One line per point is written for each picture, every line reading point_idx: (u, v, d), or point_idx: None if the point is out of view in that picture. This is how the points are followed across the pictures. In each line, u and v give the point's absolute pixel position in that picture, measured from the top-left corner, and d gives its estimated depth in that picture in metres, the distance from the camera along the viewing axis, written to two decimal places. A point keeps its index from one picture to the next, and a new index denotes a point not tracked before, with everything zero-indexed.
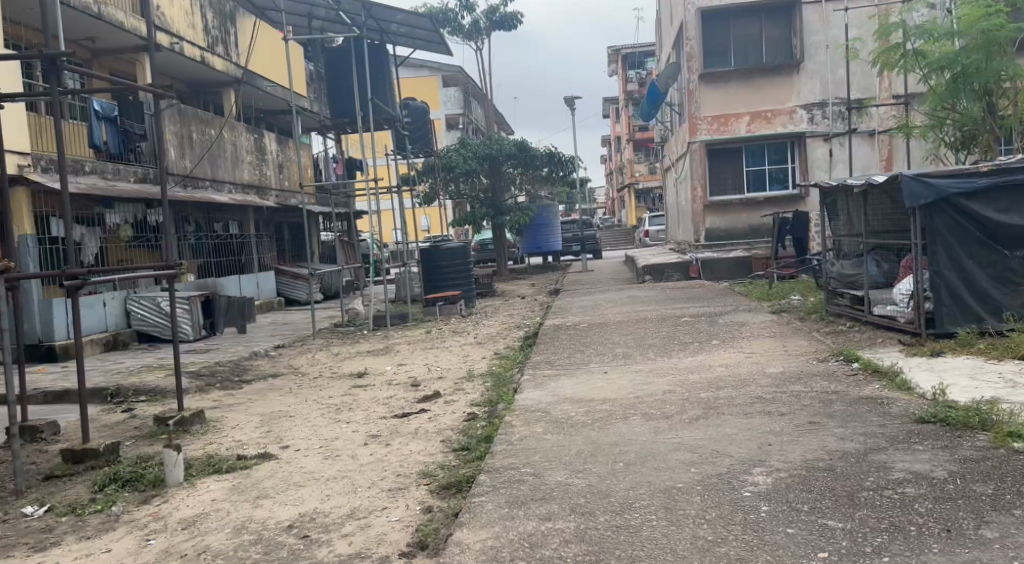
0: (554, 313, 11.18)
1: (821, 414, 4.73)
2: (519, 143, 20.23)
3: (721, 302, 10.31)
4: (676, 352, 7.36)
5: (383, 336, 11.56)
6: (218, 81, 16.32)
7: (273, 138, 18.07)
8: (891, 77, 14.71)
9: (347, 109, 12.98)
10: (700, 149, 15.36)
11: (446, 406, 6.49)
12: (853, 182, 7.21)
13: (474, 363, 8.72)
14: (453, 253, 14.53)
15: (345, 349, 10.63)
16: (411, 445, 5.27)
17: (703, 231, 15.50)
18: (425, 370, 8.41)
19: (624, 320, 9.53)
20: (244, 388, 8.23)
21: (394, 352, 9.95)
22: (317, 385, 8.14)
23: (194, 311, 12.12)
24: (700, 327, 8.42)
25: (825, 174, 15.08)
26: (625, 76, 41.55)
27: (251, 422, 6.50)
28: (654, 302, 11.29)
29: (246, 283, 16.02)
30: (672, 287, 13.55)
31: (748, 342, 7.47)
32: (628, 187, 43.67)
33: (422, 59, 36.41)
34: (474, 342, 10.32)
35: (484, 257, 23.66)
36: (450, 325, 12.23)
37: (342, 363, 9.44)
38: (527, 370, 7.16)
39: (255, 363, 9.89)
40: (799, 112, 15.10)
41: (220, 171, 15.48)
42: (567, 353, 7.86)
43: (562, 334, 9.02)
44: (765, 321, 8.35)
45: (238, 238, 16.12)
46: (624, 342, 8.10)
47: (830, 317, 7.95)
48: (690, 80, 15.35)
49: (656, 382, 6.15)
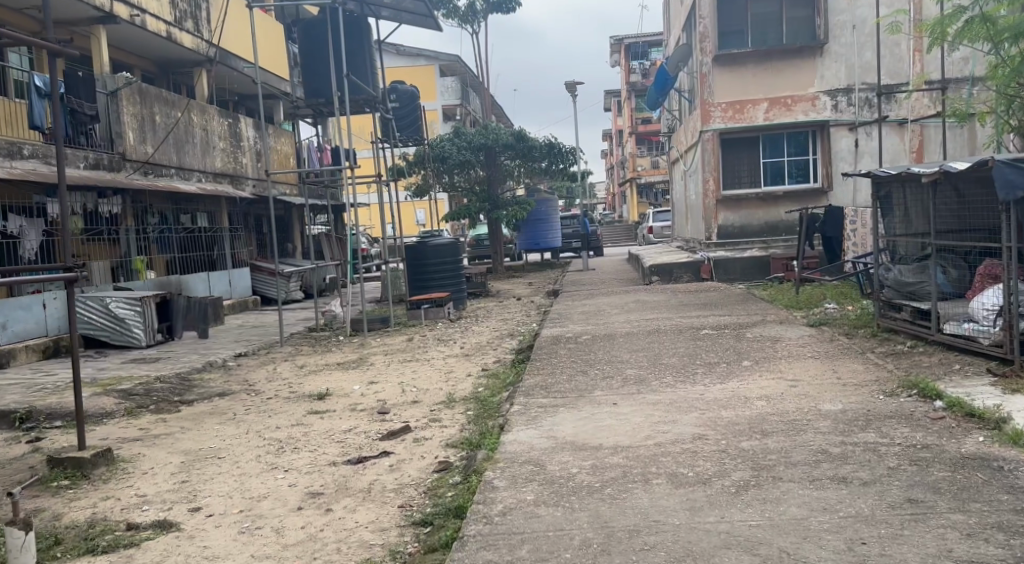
0: (553, 320, 9.83)
1: (919, 487, 3.42)
2: (517, 132, 18.87)
3: (744, 310, 8.97)
4: (702, 376, 6.03)
5: (359, 345, 10.21)
6: (188, 60, 14.99)
7: (250, 125, 16.71)
8: (925, 59, 13.36)
9: (324, 88, 11.64)
10: (713, 138, 14.00)
11: (413, 446, 5.15)
12: (921, 172, 5.86)
13: (456, 382, 7.37)
14: (444, 249, 13.28)
15: (312, 360, 9.27)
16: (358, 514, 3.96)
17: (715, 228, 14.15)
18: (400, 391, 7.08)
19: (634, 331, 8.17)
20: (179, 413, 6.87)
21: (368, 366, 8.60)
22: (268, 410, 6.81)
23: (147, 314, 10.79)
24: (726, 344, 7.08)
25: (849, 166, 13.76)
26: (628, 67, 40.22)
27: (169, 466, 5.18)
28: (666, 309, 9.94)
29: (217, 280, 14.66)
30: (684, 289, 12.21)
31: (788, 366, 6.14)
32: (629, 181, 42.27)
33: (418, 48, 35.05)
34: (460, 354, 8.99)
35: (478, 253, 22.31)
36: (435, 332, 10.87)
37: (305, 379, 8.10)
38: (519, 399, 5.82)
39: (206, 378, 8.54)
40: (822, 99, 13.72)
41: (187, 158, 14.09)
42: (567, 374, 6.53)
43: (561, 348, 7.67)
44: (804, 337, 7.01)
45: (207, 231, 14.74)
46: (636, 361, 6.76)
47: (884, 334, 6.61)
48: (703, 62, 13.99)
49: (680, 422, 4.83)
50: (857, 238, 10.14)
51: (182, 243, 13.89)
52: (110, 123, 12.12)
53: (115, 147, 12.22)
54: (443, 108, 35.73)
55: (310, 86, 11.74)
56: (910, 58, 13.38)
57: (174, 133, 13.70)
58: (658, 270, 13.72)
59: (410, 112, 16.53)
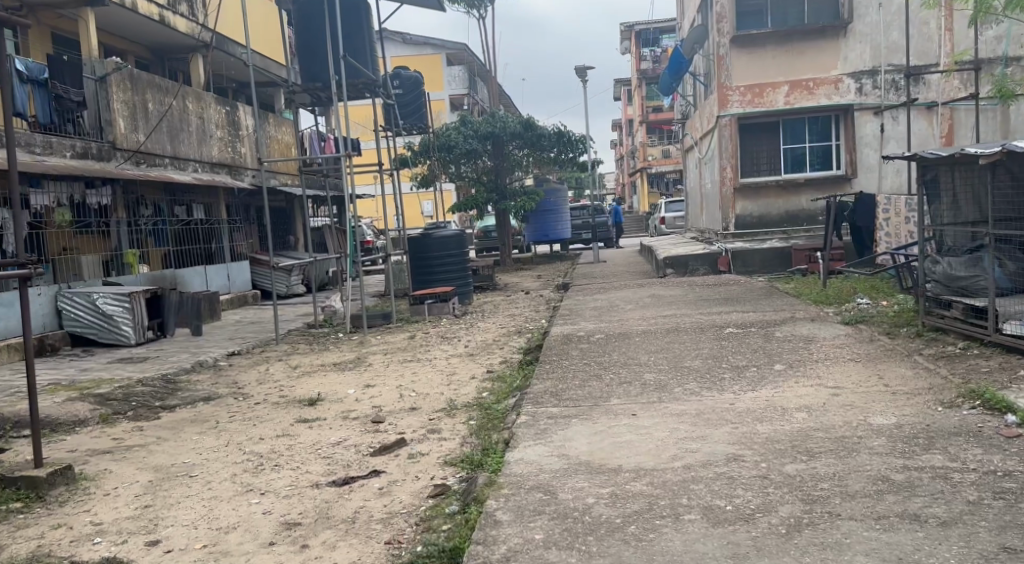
0: (564, 316, 9.24)
1: (1011, 531, 2.94)
2: (525, 120, 18.28)
3: (770, 307, 8.35)
4: (732, 384, 5.43)
5: (359, 342, 9.67)
6: (184, 45, 14.43)
7: (249, 113, 16.12)
8: (955, 39, 12.69)
9: (321, 71, 11.05)
10: (731, 124, 13.32)
11: (408, 464, 4.57)
12: (978, 153, 5.25)
13: (459, 386, 6.80)
14: (450, 242, 12.80)
15: (307, 359, 8.72)
16: (340, 554, 3.42)
17: (733, 218, 13.49)
18: (400, 395, 6.51)
19: (653, 330, 7.56)
20: (158, 420, 6.30)
21: (367, 366, 8.03)
22: (255, 416, 6.24)
23: (137, 310, 10.21)
24: (756, 346, 6.47)
25: (874, 153, 13.06)
26: (638, 54, 39.64)
27: (134, 486, 4.61)
28: (684, 304, 9.33)
29: (213, 274, 14.12)
30: (702, 283, 11.61)
31: (827, 372, 5.54)
32: (639, 171, 41.59)
33: (425, 36, 34.57)
34: (465, 354, 8.41)
35: (486, 245, 21.75)
36: (438, 329, 10.33)
37: (298, 381, 7.53)
38: (528, 409, 5.25)
39: (193, 379, 7.97)
40: (845, 82, 13.03)
41: (181, 147, 13.51)
42: (581, 380, 5.95)
43: (573, 348, 7.08)
44: (841, 339, 6.40)
45: (204, 223, 14.14)
46: (656, 364, 6.16)
47: (928, 336, 6.00)
48: (720, 44, 13.30)
49: (711, 439, 4.25)
50: (890, 230, 9.49)
51: (177, 236, 13.30)
52: (98, 109, 11.52)
53: (105, 135, 11.60)
54: (451, 98, 34.96)
55: (307, 68, 11.14)
56: (938, 37, 12.72)
57: (167, 120, 13.10)
58: (673, 262, 13.10)
59: (414, 98, 15.99)
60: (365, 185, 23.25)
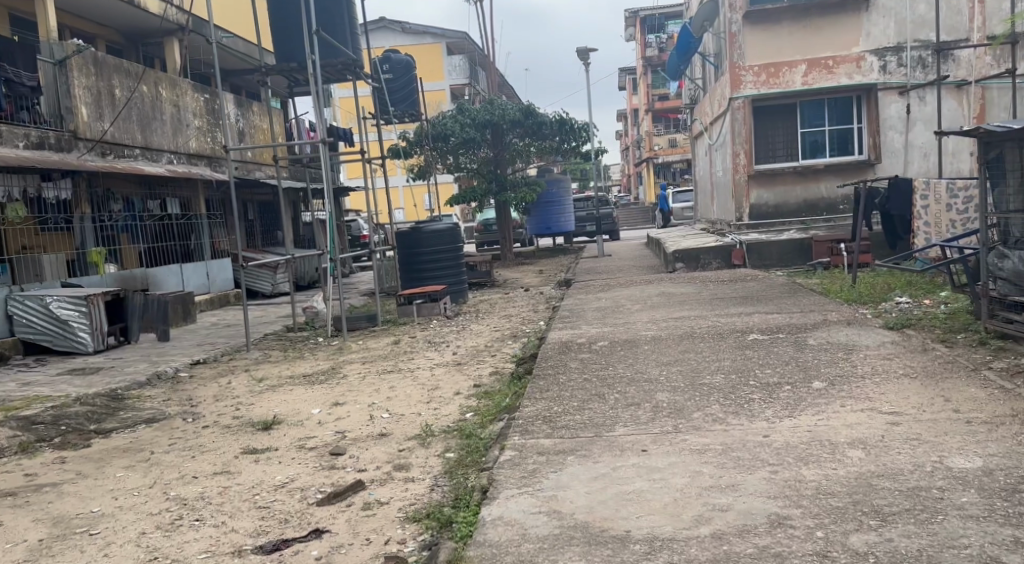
0: (565, 319, 8.29)
1: None
2: (526, 107, 17.30)
3: (797, 310, 7.36)
4: (763, 410, 4.47)
5: (339, 349, 8.75)
6: (159, 28, 13.49)
7: (232, 101, 15.10)
8: (986, 12, 11.72)
9: (296, 51, 10.10)
10: (744, 106, 12.32)
11: (361, 519, 3.66)
12: None
13: (441, 403, 5.90)
14: (436, 235, 11.80)
15: (277, 368, 7.78)
16: None
17: (747, 207, 12.50)
18: (370, 417, 5.57)
19: (665, 337, 6.58)
20: (83, 451, 5.32)
21: (340, 379, 7.07)
22: (198, 445, 5.28)
23: (96, 313, 9.21)
24: (790, 360, 5.46)
25: (900, 136, 12.01)
26: (643, 42, 38.77)
27: (19, 548, 3.68)
28: (699, 304, 8.33)
29: (192, 273, 13.14)
30: (717, 278, 10.62)
31: (879, 394, 4.58)
32: (645, 162, 40.53)
33: (425, 25, 33.44)
34: (452, 364, 7.47)
35: (487, 239, 20.82)
36: (427, 332, 9.42)
37: (260, 397, 6.56)
38: (516, 442, 4.32)
39: (142, 395, 7.00)
40: (868, 60, 12.01)
41: (154, 136, 12.52)
42: (580, 401, 5.02)
43: (572, 360, 6.12)
44: (889, 353, 5.43)
45: (181, 219, 13.15)
46: (672, 382, 5.18)
47: (990, 357, 5.08)
48: (732, 20, 12.31)
49: (742, 492, 3.34)
50: (930, 219, 8.64)
51: (150, 234, 12.32)
52: (57, 96, 10.59)
53: (65, 124, 10.70)
54: (452, 88, 34.18)
55: (281, 48, 10.17)
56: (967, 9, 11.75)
57: (137, 108, 12.12)
58: (683, 255, 12.12)
59: (404, 85, 15.05)
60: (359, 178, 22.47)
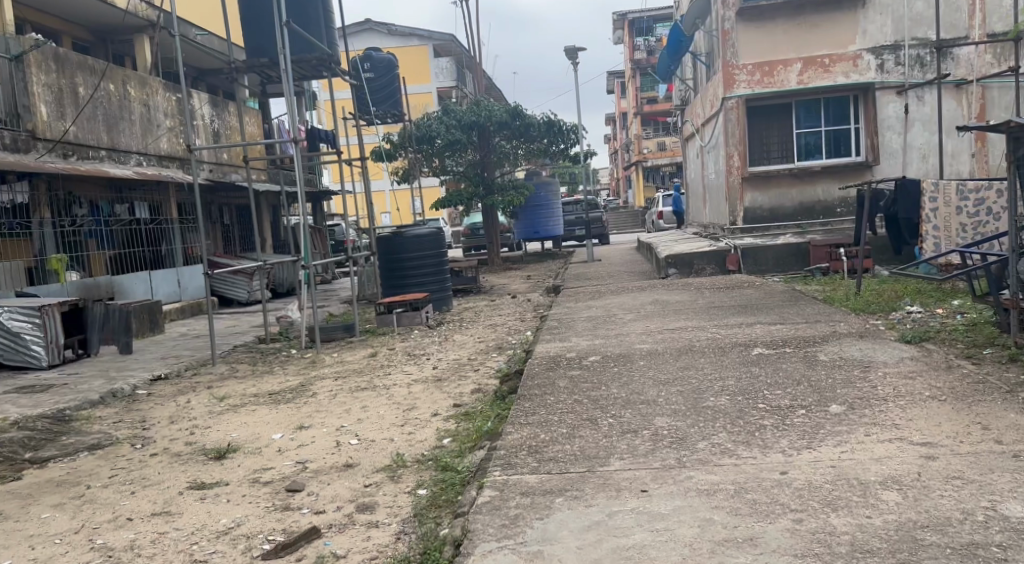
0: (553, 330, 7.74)
1: None
2: (513, 108, 16.77)
3: (803, 321, 6.84)
4: (776, 441, 3.94)
5: (311, 362, 8.18)
6: (128, 24, 12.89)
7: (205, 101, 14.50)
8: (986, 9, 11.25)
9: (267, 46, 9.54)
10: (738, 106, 11.80)
11: None
12: None
13: (414, 427, 5.35)
14: (411, 232, 11.23)
15: (241, 385, 7.20)
16: None
17: (741, 210, 11.98)
18: (335, 444, 5.01)
19: (662, 352, 6.06)
20: (11, 486, 4.73)
21: (309, 398, 6.49)
22: (141, 477, 4.70)
23: (50, 325, 8.61)
24: (801, 380, 4.93)
25: (898, 136, 11.53)
26: (631, 44, 38.39)
27: None
28: (697, 314, 7.80)
29: (161, 280, 12.51)
30: (712, 285, 10.09)
31: (906, 420, 4.07)
32: (634, 165, 40.04)
33: (410, 27, 32.96)
34: (431, 379, 6.91)
35: (474, 244, 20.29)
36: (406, 344, 8.86)
37: (218, 420, 5.98)
38: (495, 479, 3.78)
39: (91, 417, 6.40)
40: (865, 58, 11.52)
41: (121, 137, 11.92)
42: (569, 427, 4.47)
43: (561, 378, 5.57)
44: (911, 371, 4.90)
45: (151, 224, 12.55)
46: (671, 406, 4.64)
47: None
48: (725, 17, 11.77)
49: (762, 550, 2.90)
50: (940, 222, 8.18)
51: (117, 239, 11.71)
52: (14, 93, 9.98)
53: (23, 123, 10.08)
54: (439, 90, 33.59)
55: (251, 44, 9.60)
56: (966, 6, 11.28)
57: (103, 107, 11.52)
58: (676, 260, 11.57)
59: (386, 84, 14.46)
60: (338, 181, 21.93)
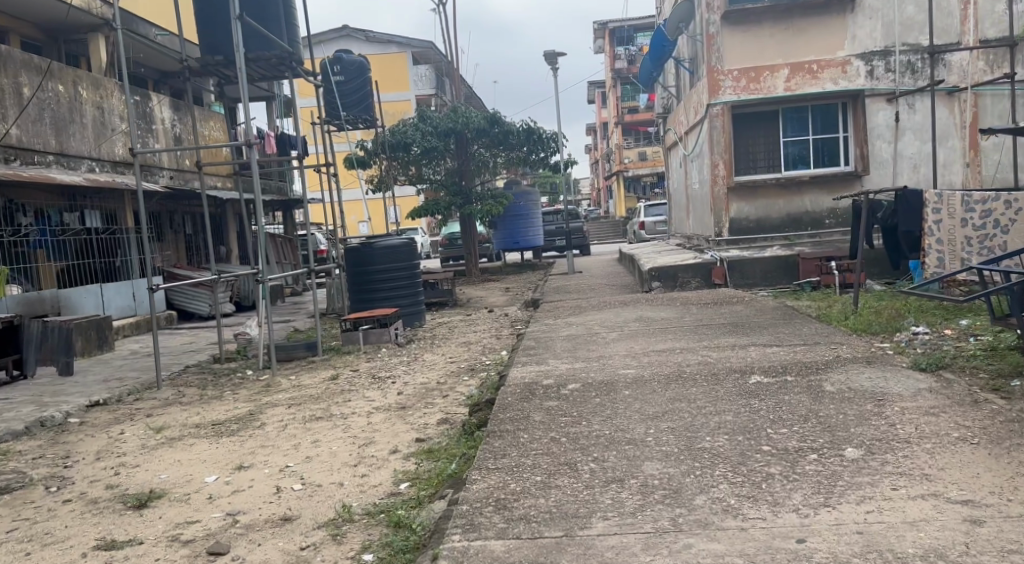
0: (529, 352, 7.10)
1: None
2: (491, 115, 16.18)
3: (801, 343, 6.24)
4: (788, 496, 3.33)
5: (266, 386, 7.50)
6: (81, 23, 12.19)
7: (166, 104, 13.79)
8: (979, 14, 10.57)
9: (225, 44, 8.88)
10: (723, 113, 11.10)
11: None
12: None
13: (367, 467, 4.70)
14: (382, 242, 10.60)
15: (184, 414, 6.51)
16: None
17: (726, 221, 11.30)
18: (275, 489, 4.36)
19: (649, 380, 5.43)
20: None
21: (255, 430, 5.81)
22: (42, 532, 4.01)
23: None
24: (808, 416, 4.32)
25: (888, 145, 10.88)
26: (612, 53, 38.07)
27: None
28: (686, 333, 7.18)
29: (114, 294, 11.69)
30: (700, 300, 9.51)
31: (937, 470, 3.50)
32: (615, 175, 39.49)
33: (388, 34, 32.36)
34: (393, 407, 6.26)
35: (451, 254, 19.65)
36: (371, 365, 8.20)
37: (148, 458, 5.30)
38: (453, 547, 3.18)
39: (10, 451, 5.69)
40: (853, 64, 10.85)
41: (72, 142, 11.21)
42: (543, 474, 3.84)
43: (535, 411, 4.92)
44: (933, 407, 4.31)
45: (106, 233, 11.82)
46: (661, 448, 4.01)
47: None
48: (710, 20, 11.07)
49: None
50: (943, 236, 7.63)
51: (67, 249, 10.99)
52: None
53: None
54: (417, 98, 33.11)
55: (206, 41, 8.94)
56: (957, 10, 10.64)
57: (50, 109, 10.80)
58: (660, 273, 10.97)
59: (355, 89, 13.77)
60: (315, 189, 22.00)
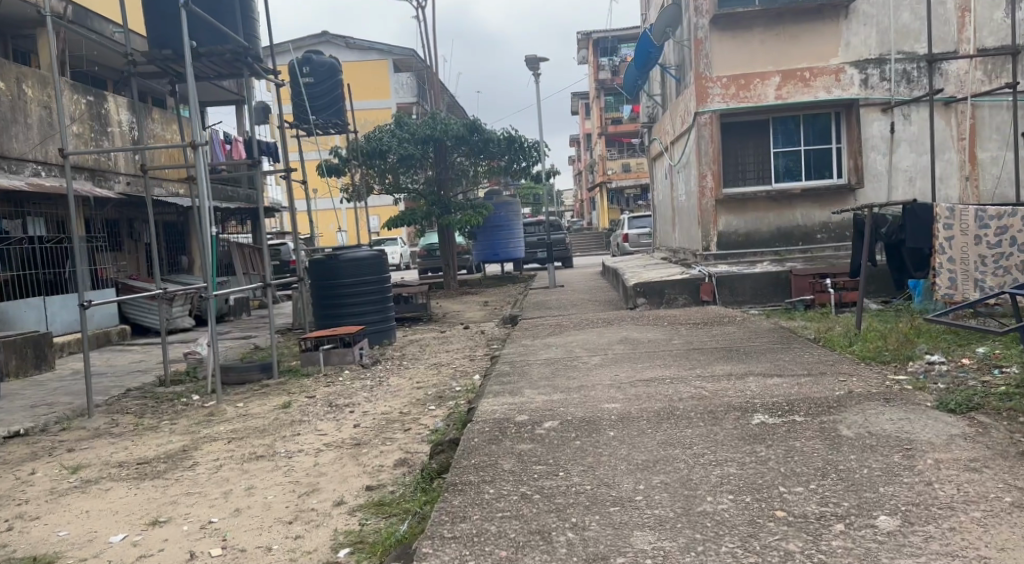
0: (502, 378, 6.37)
1: None
2: (470, 123, 15.48)
3: (805, 373, 5.58)
4: None
5: (209, 414, 6.77)
6: (29, 18, 11.46)
7: (123, 106, 13.03)
8: (977, 21, 9.87)
9: (173, 39, 8.14)
10: (711, 122, 10.42)
11: None
12: None
13: (303, 528, 4.00)
14: (348, 254, 9.87)
15: (109, 450, 5.78)
16: None
17: (714, 235, 10.61)
18: (188, 555, 3.84)
19: (637, 418, 4.72)
20: None
21: (182, 472, 5.09)
22: None
23: None
24: (826, 471, 3.64)
25: (883, 158, 10.21)
26: (596, 64, 37.59)
27: None
28: (675, 360, 6.50)
29: (60, 309, 10.90)
30: (688, 320, 8.85)
31: (997, 551, 2.96)
32: (599, 187, 38.93)
33: (369, 41, 31.78)
34: (345, 443, 5.53)
35: (429, 265, 18.94)
36: (328, 390, 7.46)
37: (49, 510, 4.60)
38: None
39: None
40: (847, 72, 10.18)
41: (14, 144, 10.42)
42: (509, 548, 3.22)
43: (504, 457, 4.20)
44: (974, 460, 3.63)
45: (54, 242, 11.04)
46: (652, 512, 3.35)
47: None
48: (697, 25, 10.35)
49: None
50: (955, 255, 6.99)
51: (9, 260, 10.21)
52: None
53: None
54: (397, 106, 32.42)
55: (153, 35, 8.21)
56: (956, 16, 9.92)
57: None
58: (645, 290, 10.28)
59: (323, 93, 12.98)
60: (300, 198, 22.16)
